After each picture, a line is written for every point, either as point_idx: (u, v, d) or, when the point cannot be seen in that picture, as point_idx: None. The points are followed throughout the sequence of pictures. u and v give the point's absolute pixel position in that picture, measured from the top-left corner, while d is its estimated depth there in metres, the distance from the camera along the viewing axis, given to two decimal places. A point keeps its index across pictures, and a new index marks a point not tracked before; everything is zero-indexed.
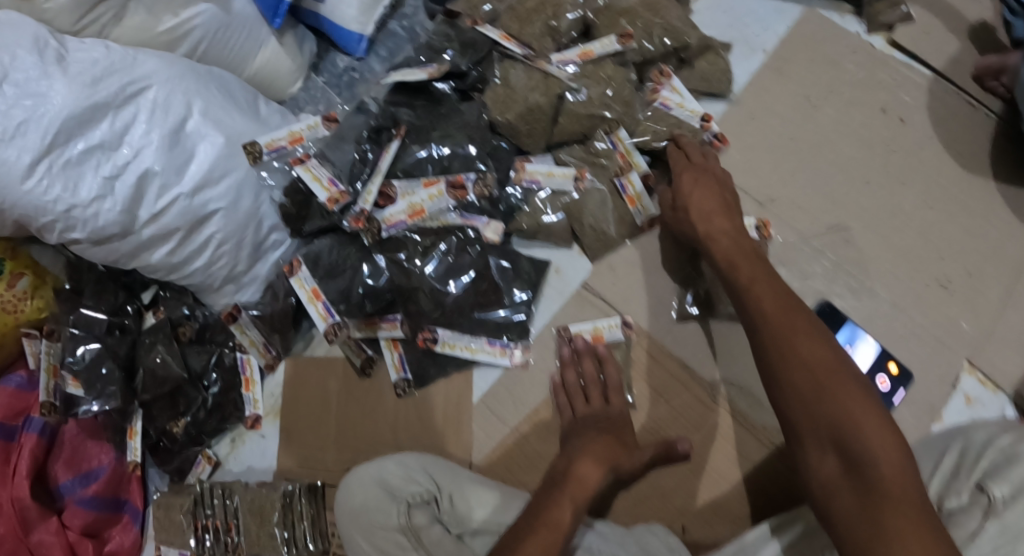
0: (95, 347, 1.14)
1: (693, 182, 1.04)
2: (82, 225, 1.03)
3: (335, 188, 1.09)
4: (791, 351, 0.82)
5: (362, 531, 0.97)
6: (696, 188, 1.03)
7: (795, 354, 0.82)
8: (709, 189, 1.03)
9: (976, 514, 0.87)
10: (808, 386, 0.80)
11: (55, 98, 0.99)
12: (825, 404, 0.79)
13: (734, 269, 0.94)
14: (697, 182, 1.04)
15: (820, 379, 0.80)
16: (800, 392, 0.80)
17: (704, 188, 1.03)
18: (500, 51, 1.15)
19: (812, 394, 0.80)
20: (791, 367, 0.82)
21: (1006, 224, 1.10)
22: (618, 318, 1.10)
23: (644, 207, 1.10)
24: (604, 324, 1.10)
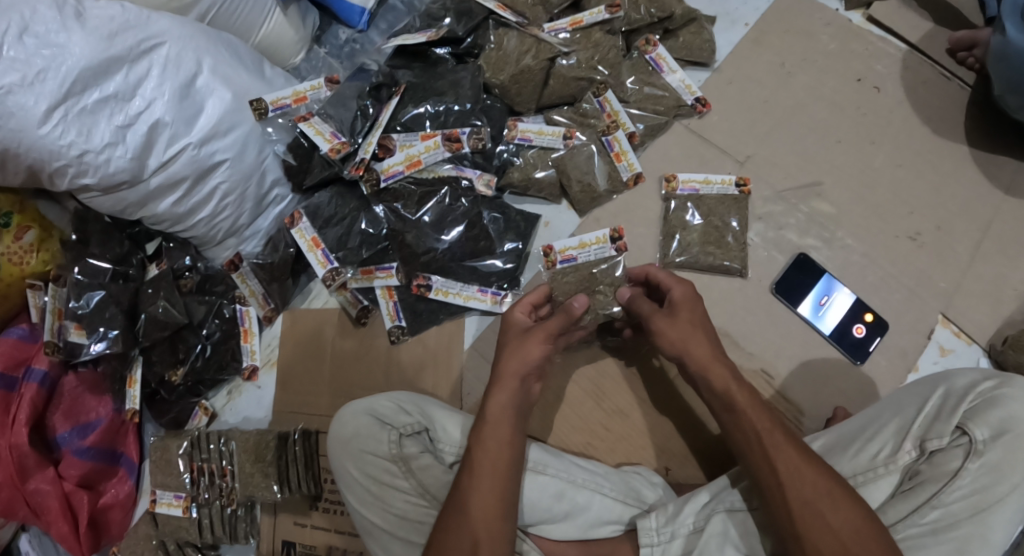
0: (99, 294, 1.18)
1: (680, 325, 0.95)
2: (93, 171, 1.08)
3: (336, 140, 1.14)
4: (784, 469, 0.84)
5: (352, 457, 1.00)
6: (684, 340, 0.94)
7: (783, 475, 0.84)
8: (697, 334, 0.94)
9: (957, 455, 0.89)
10: (802, 500, 0.83)
11: (73, 50, 1.03)
12: (818, 511, 0.82)
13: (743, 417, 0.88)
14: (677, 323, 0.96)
15: (811, 482, 0.83)
16: (797, 507, 0.83)
17: (694, 335, 0.94)
18: (495, 19, 1.20)
19: (804, 499, 0.83)
20: (786, 482, 0.84)
21: (977, 187, 1.17)
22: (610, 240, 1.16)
23: (630, 163, 1.18)
24: (591, 241, 1.15)
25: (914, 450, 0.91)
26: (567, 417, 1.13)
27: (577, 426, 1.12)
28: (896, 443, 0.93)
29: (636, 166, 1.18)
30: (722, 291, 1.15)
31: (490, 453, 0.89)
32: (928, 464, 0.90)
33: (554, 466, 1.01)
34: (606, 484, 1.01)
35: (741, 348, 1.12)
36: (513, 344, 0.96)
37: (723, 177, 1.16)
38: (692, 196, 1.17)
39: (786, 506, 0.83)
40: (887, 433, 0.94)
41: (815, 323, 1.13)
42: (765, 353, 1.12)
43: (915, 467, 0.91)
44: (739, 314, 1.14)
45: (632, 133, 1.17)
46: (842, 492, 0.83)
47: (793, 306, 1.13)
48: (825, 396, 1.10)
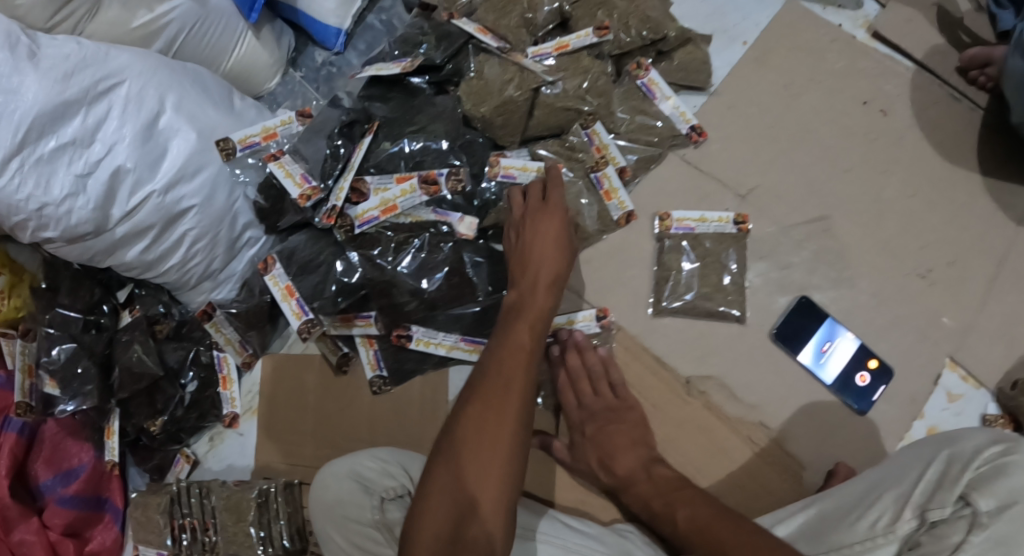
0: (70, 346, 1.14)
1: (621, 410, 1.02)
2: (55, 223, 1.02)
3: (307, 184, 1.07)
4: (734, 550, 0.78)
5: (334, 522, 0.99)
6: (614, 445, 0.99)
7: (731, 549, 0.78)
8: (629, 440, 0.99)
9: (959, 527, 0.80)
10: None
11: (26, 95, 0.97)
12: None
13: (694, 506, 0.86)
14: (616, 430, 1.01)
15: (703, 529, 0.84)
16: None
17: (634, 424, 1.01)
18: (475, 44, 1.13)
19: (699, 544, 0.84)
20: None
21: (992, 219, 1.09)
22: (594, 311, 1.08)
23: (621, 201, 1.10)
24: (579, 317, 1.08)
25: (913, 519, 0.84)
26: (558, 471, 1.08)
27: (568, 481, 1.07)
28: (896, 512, 0.86)
29: (627, 204, 1.10)
30: (721, 337, 1.08)
31: (507, 399, 0.81)
32: (929, 536, 0.82)
33: (546, 532, 0.97)
34: (596, 548, 0.96)
35: (739, 399, 1.06)
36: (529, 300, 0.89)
37: (720, 215, 1.09)
38: (687, 235, 1.10)
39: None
40: (886, 501, 0.88)
41: (817, 373, 1.06)
42: (766, 405, 1.06)
43: (916, 537, 0.83)
44: (736, 361, 1.07)
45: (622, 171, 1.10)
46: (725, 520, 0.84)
47: (794, 353, 1.06)
48: (829, 449, 1.04)
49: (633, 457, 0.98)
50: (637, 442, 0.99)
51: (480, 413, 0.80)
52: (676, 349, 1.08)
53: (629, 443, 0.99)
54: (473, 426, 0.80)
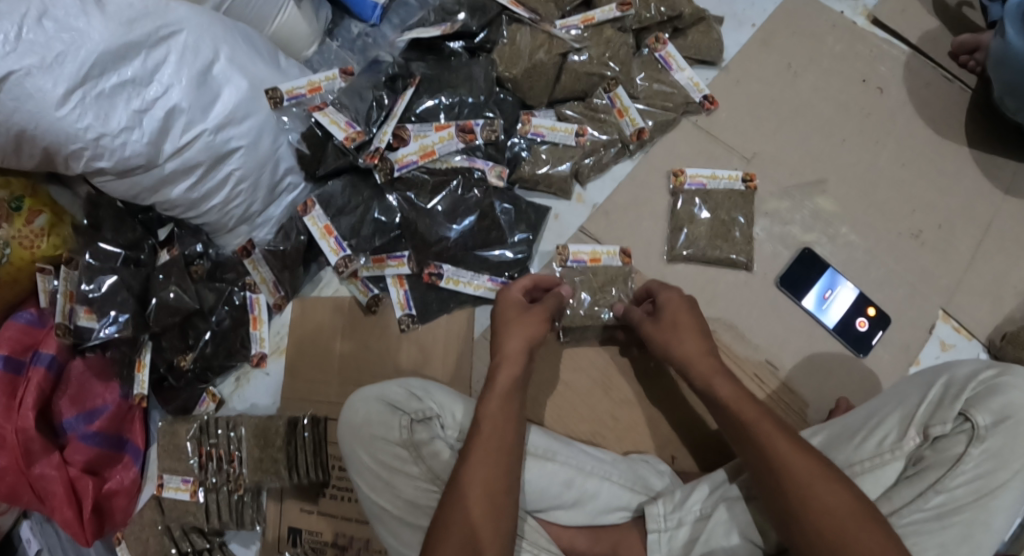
0: (111, 278, 1.19)
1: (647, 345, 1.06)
2: (109, 154, 1.09)
3: (352, 129, 1.14)
4: (777, 453, 0.85)
5: (363, 442, 1.02)
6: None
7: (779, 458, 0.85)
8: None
9: (960, 441, 0.90)
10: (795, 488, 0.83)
11: (92, 33, 1.04)
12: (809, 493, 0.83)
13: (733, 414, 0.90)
14: None
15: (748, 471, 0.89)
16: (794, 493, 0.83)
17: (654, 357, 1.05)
18: (508, 15, 1.22)
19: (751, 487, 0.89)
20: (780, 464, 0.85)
21: (977, 187, 1.20)
22: (617, 248, 1.17)
23: (608, 254, 1.17)
24: (603, 250, 1.17)
25: (918, 436, 0.92)
26: (574, 405, 1.14)
27: (585, 416, 1.14)
28: (901, 430, 0.93)
29: (611, 250, 1.17)
30: (729, 285, 1.16)
31: (485, 459, 0.88)
32: (932, 451, 0.91)
33: (562, 453, 1.02)
34: (614, 470, 1.03)
35: (747, 340, 1.14)
36: (507, 361, 0.97)
37: (730, 173, 1.18)
38: (699, 191, 1.18)
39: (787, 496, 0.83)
40: (891, 421, 0.95)
41: (819, 316, 1.15)
42: (771, 345, 1.14)
43: (919, 453, 0.92)
44: (744, 307, 1.15)
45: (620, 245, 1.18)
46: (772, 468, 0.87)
47: (798, 299, 1.15)
48: (828, 387, 1.13)
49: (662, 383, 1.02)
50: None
51: (460, 492, 0.87)
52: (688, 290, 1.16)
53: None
54: (476, 468, 0.88)
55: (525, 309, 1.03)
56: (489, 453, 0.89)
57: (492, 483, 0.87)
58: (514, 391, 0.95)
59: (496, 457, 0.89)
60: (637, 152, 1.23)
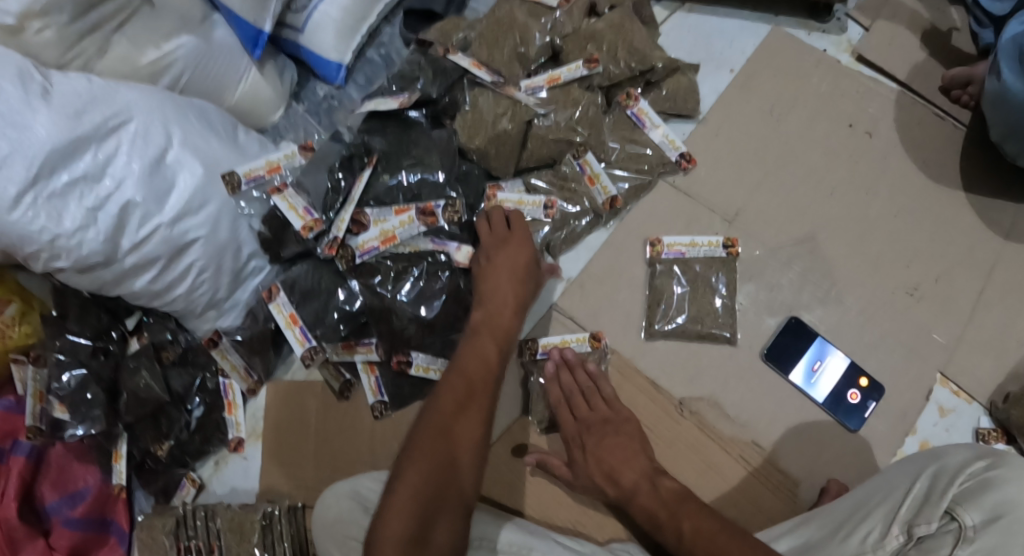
0: (80, 371, 1.17)
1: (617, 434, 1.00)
2: (66, 254, 1.05)
3: (309, 216, 1.12)
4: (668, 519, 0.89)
5: (335, 543, 1.02)
6: (616, 460, 0.96)
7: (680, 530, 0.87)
8: (628, 450, 0.97)
9: (947, 541, 0.81)
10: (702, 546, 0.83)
11: (39, 132, 1.01)
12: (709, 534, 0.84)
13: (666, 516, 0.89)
14: (613, 442, 0.99)
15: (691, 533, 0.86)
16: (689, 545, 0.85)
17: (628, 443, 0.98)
18: (470, 79, 1.18)
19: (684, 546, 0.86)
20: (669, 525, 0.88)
21: (977, 233, 1.13)
22: (588, 333, 1.12)
23: (579, 339, 1.11)
24: (572, 338, 1.11)
25: (902, 534, 0.86)
26: (554, 493, 1.09)
27: (566, 504, 1.09)
28: (884, 528, 0.88)
29: (584, 336, 1.12)
30: (711, 358, 1.11)
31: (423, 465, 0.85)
32: (916, 551, 0.83)
33: (540, 549, 0.99)
34: None
35: (731, 418, 1.08)
36: (488, 319, 0.97)
37: (710, 239, 1.12)
38: (678, 259, 1.13)
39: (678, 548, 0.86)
40: (875, 516, 0.89)
41: (808, 391, 1.08)
42: (758, 424, 1.08)
43: (904, 553, 0.85)
44: (729, 381, 1.10)
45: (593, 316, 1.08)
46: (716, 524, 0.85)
47: (785, 373, 1.09)
48: (819, 465, 1.06)
49: (636, 469, 0.95)
50: (636, 452, 0.97)
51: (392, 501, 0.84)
52: (665, 369, 1.11)
53: (629, 455, 0.97)
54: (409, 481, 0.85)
55: (498, 300, 0.99)
56: (460, 407, 0.89)
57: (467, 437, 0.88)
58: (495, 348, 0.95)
59: (470, 403, 0.90)
60: (611, 220, 1.17)
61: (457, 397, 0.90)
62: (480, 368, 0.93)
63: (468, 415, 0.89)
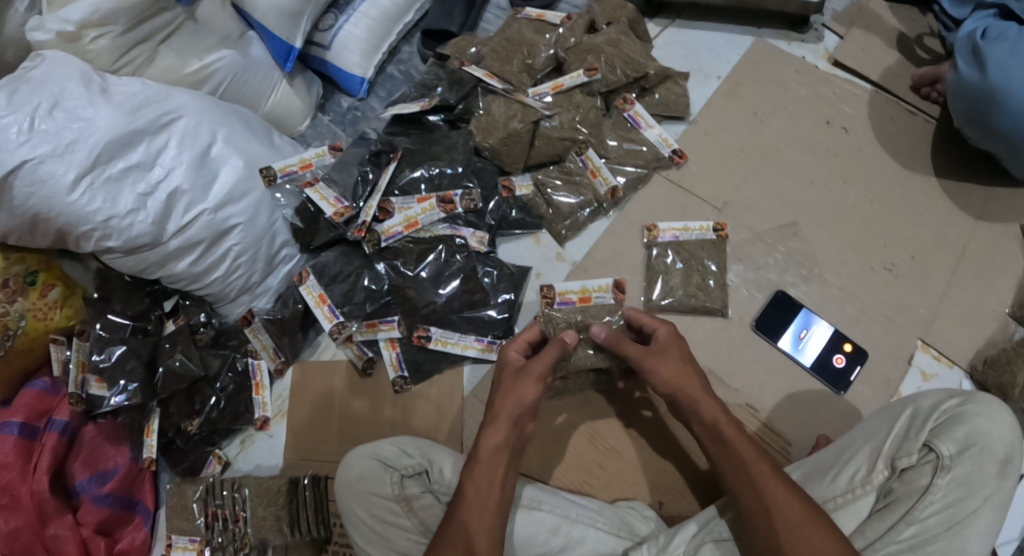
0: (121, 348, 1.26)
1: (668, 363, 1.01)
2: (117, 234, 1.15)
3: (340, 204, 1.23)
4: (740, 458, 0.94)
5: (357, 498, 1.06)
6: (693, 401, 0.99)
7: (751, 466, 0.92)
8: (679, 369, 1.01)
9: (926, 472, 0.91)
10: (775, 519, 0.88)
11: (99, 123, 1.12)
12: (765, 503, 0.89)
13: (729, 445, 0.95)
14: (681, 378, 1.00)
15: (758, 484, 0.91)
16: (759, 506, 0.90)
17: (684, 373, 1.00)
18: (483, 87, 1.30)
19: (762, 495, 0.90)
20: (745, 470, 0.92)
21: (948, 216, 1.25)
22: (610, 282, 1.22)
23: (601, 288, 1.22)
24: (595, 287, 1.22)
25: (886, 468, 0.93)
26: (564, 457, 1.19)
27: (575, 465, 1.18)
28: (870, 464, 0.94)
29: (605, 284, 1.22)
30: (707, 330, 1.22)
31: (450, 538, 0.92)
32: (900, 482, 0.92)
33: (548, 502, 1.06)
34: (598, 518, 1.05)
35: (727, 384, 1.19)
36: (509, 384, 1.02)
37: (701, 224, 1.25)
38: (672, 242, 1.25)
39: (741, 503, 0.92)
40: (860, 456, 0.95)
41: (797, 356, 1.19)
42: (751, 388, 1.19)
43: (889, 485, 0.93)
44: (724, 350, 1.21)
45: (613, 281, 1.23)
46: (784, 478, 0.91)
47: (775, 341, 1.21)
48: (808, 425, 1.16)
49: (712, 408, 0.98)
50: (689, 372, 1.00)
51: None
52: None
53: (698, 389, 0.99)
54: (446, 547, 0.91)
55: (523, 371, 1.03)
56: (489, 474, 0.96)
57: (492, 517, 0.93)
58: (520, 411, 1.00)
59: (497, 467, 0.97)
60: (612, 210, 1.30)
61: (485, 465, 0.97)
62: (503, 433, 0.99)
63: (496, 485, 0.96)
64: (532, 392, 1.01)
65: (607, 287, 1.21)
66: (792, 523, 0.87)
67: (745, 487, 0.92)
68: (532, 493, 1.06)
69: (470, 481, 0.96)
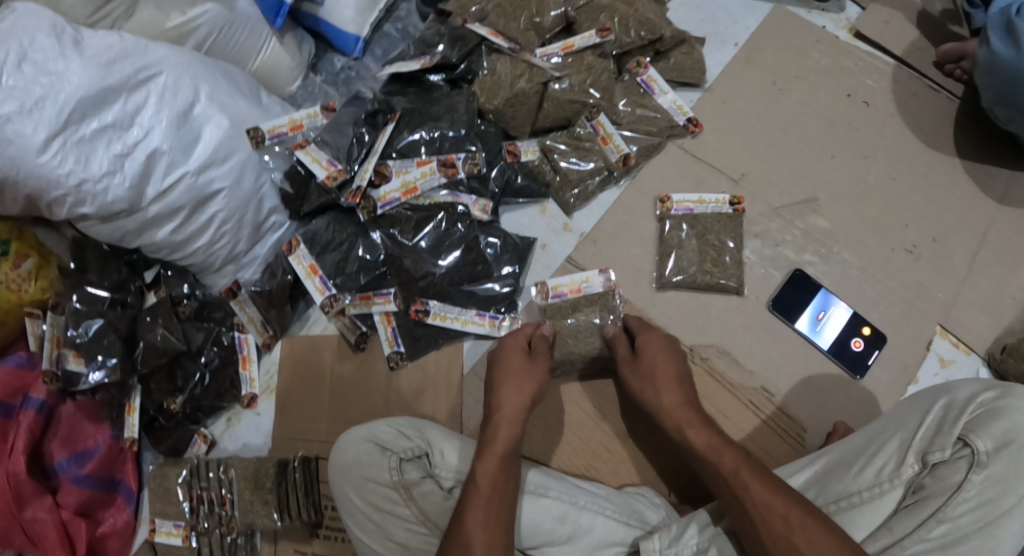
0: (97, 322, 1.18)
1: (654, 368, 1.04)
2: (92, 200, 1.07)
3: (332, 167, 1.16)
4: (752, 501, 0.86)
5: (355, 481, 1.00)
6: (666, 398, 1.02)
7: (758, 507, 0.86)
8: (671, 382, 1.02)
9: (960, 467, 0.86)
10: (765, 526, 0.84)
11: (71, 79, 1.03)
12: (791, 544, 0.82)
13: (716, 459, 0.92)
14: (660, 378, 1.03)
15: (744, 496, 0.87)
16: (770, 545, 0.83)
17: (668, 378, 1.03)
18: (488, 45, 1.23)
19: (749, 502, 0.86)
20: (755, 514, 0.85)
21: (970, 196, 1.19)
22: (596, 271, 1.17)
23: (587, 280, 1.16)
24: (582, 278, 1.17)
25: (916, 463, 0.88)
26: (569, 439, 1.14)
27: (580, 449, 1.13)
28: (899, 458, 0.90)
29: (592, 275, 1.17)
30: (718, 311, 1.17)
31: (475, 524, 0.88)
32: (932, 478, 0.87)
33: (555, 489, 1.00)
34: (608, 505, 1.00)
35: (740, 366, 1.14)
36: (512, 377, 1.03)
37: (718, 197, 1.19)
38: (687, 215, 1.19)
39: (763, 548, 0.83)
40: (889, 448, 0.91)
41: (813, 339, 1.14)
42: (765, 371, 1.13)
43: (919, 481, 0.88)
44: (736, 332, 1.15)
45: (597, 269, 1.18)
46: (772, 483, 0.87)
47: (791, 322, 1.15)
48: (824, 409, 1.11)
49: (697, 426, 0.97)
50: (678, 384, 1.02)
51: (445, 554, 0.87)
52: (676, 319, 1.17)
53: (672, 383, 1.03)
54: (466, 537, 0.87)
55: (526, 361, 1.05)
56: (503, 468, 0.94)
57: (499, 522, 0.89)
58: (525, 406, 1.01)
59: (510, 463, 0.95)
60: (623, 178, 1.23)
61: (498, 460, 0.95)
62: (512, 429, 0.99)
63: (508, 477, 0.94)
64: (533, 385, 1.03)
65: (595, 277, 1.16)
66: (783, 530, 0.83)
67: (772, 530, 0.83)
68: (542, 483, 1.00)
69: (483, 475, 0.93)
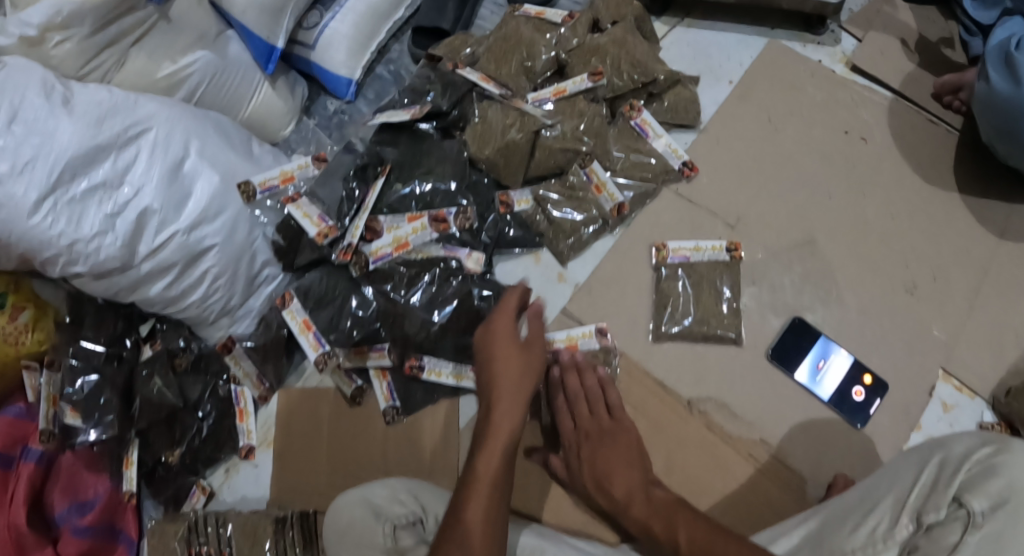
0: (94, 377, 1.19)
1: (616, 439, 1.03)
2: (84, 259, 1.06)
3: (323, 224, 1.15)
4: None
5: (350, 546, 0.98)
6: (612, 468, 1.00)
7: None
8: (625, 461, 1.01)
9: (955, 529, 0.81)
10: None
11: (62, 138, 1.03)
12: None
13: (672, 535, 0.89)
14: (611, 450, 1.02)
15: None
16: None
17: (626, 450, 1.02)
18: (478, 92, 1.21)
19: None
20: None
21: (972, 233, 1.17)
22: (593, 327, 1.16)
23: (584, 335, 1.15)
24: (579, 333, 1.15)
25: (911, 523, 0.85)
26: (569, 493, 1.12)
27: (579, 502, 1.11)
28: (893, 517, 0.87)
29: (589, 330, 1.16)
30: (715, 359, 1.15)
31: None
32: (927, 539, 0.83)
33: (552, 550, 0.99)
34: None
35: (738, 415, 1.12)
36: None
37: (714, 244, 1.17)
38: (683, 263, 1.18)
39: None
40: (884, 505, 0.88)
41: (814, 390, 1.12)
42: (764, 421, 1.12)
43: (914, 542, 0.84)
44: (734, 379, 1.14)
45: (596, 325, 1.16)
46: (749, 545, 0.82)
47: (790, 372, 1.13)
48: (826, 460, 1.09)
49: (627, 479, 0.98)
50: (633, 463, 1.00)
51: None
52: (673, 368, 1.15)
53: (625, 464, 1.00)
54: None
55: None
56: None
57: None
58: None
59: None
60: (617, 227, 1.22)
61: None
62: None
63: None
64: None
65: (592, 332, 1.15)
66: None
67: None
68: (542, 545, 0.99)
69: None
